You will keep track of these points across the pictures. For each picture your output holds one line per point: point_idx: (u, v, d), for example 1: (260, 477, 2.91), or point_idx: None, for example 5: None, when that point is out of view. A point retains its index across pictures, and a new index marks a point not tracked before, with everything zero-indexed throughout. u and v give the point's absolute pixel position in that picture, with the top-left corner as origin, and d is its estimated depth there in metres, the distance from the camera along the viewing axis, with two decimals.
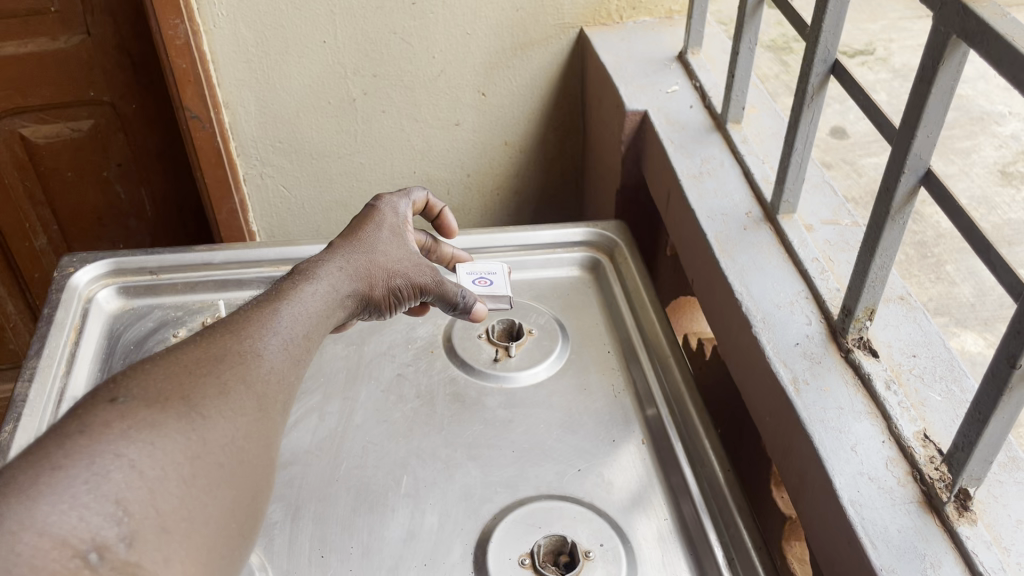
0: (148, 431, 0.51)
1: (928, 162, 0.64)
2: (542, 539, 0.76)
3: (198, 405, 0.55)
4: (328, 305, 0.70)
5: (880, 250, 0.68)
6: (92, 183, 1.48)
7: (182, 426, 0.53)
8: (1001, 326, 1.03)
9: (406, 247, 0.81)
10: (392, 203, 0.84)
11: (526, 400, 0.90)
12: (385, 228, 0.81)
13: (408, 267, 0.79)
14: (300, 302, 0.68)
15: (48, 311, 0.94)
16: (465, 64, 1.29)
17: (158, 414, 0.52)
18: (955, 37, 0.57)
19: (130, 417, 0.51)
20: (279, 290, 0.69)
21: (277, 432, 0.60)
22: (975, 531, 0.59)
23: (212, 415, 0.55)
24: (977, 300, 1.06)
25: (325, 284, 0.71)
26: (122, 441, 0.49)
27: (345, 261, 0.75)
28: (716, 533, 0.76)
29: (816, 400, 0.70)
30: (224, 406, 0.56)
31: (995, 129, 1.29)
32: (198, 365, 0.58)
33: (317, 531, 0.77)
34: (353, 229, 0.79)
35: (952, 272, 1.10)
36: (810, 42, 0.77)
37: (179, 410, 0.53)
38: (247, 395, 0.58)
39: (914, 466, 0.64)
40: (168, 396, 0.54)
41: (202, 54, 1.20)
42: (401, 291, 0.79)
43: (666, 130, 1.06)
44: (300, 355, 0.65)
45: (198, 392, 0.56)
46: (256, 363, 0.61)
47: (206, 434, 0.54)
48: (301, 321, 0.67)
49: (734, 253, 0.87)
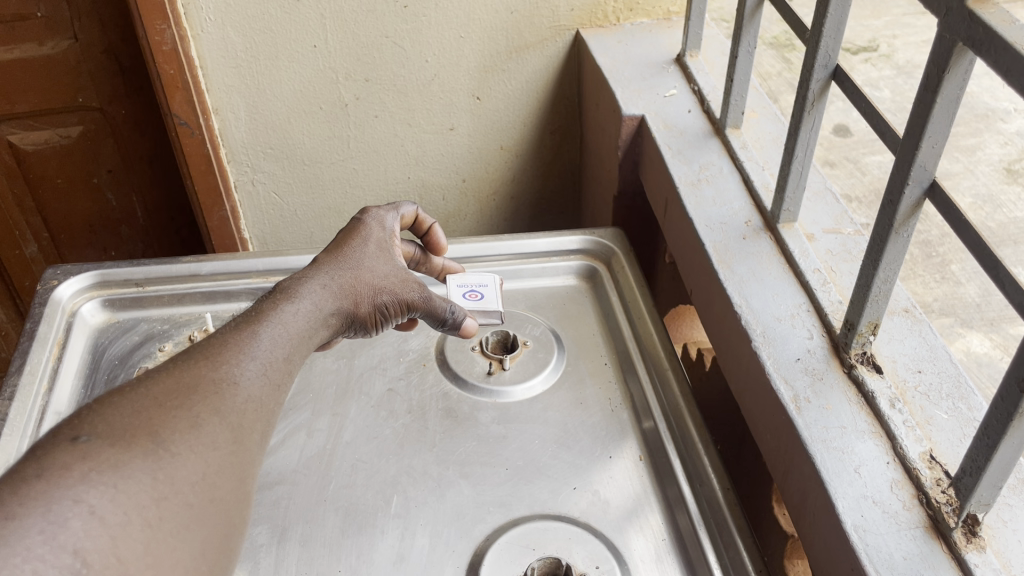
0: (111, 473, 0.50)
1: (933, 173, 0.61)
2: (535, 562, 0.73)
3: (167, 441, 0.54)
4: (310, 325, 0.70)
5: (884, 263, 0.65)
6: (83, 190, 1.46)
7: (149, 466, 0.52)
8: (1007, 328, 1.00)
9: (393, 262, 0.79)
10: (379, 217, 0.83)
11: (520, 415, 0.88)
12: (371, 242, 0.79)
13: (394, 282, 0.77)
14: (280, 324, 0.67)
15: (31, 325, 0.92)
16: (459, 67, 1.26)
17: (122, 454, 0.52)
18: (961, 45, 0.54)
19: (93, 459, 0.50)
20: (259, 311, 0.68)
21: (255, 462, 0.60)
22: (984, 559, 0.57)
23: (181, 451, 0.55)
24: (982, 300, 1.04)
25: (308, 303, 0.70)
26: (82, 486, 0.49)
27: (328, 278, 0.74)
28: (715, 555, 0.73)
29: (818, 419, 0.68)
30: (195, 441, 0.56)
31: (1000, 126, 1.26)
32: (169, 398, 0.57)
33: (304, 554, 0.75)
34: (338, 244, 0.78)
35: (957, 272, 1.07)
36: (810, 46, 0.75)
37: (147, 448, 0.53)
38: (221, 427, 0.58)
39: (920, 489, 0.62)
40: (134, 433, 0.53)
41: (190, 60, 1.17)
42: (387, 308, 0.77)
43: (664, 136, 1.04)
44: (280, 379, 0.65)
45: (167, 427, 0.55)
46: (231, 392, 0.60)
47: (174, 472, 0.53)
48: (281, 343, 0.66)
49: (733, 263, 0.84)
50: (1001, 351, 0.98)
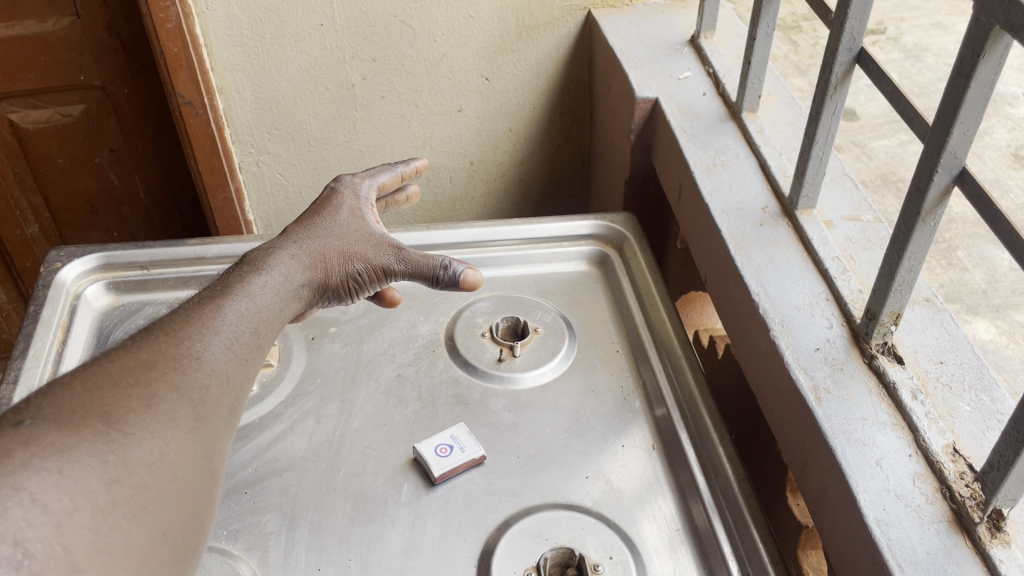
0: (56, 458, 0.48)
1: (963, 161, 0.60)
2: (549, 552, 0.72)
3: (120, 422, 0.53)
4: (279, 297, 0.70)
5: (909, 253, 0.64)
6: (84, 170, 1.45)
7: (98, 449, 0.50)
8: (1014, 314, 0.94)
9: (366, 227, 0.78)
10: (354, 184, 0.84)
11: (532, 402, 0.87)
12: (343, 209, 0.80)
13: (367, 248, 0.76)
14: (245, 296, 0.67)
15: (35, 308, 0.91)
16: (466, 48, 1.24)
17: (69, 436, 0.50)
18: (998, 28, 0.52)
19: (36, 444, 0.48)
20: (225, 285, 0.68)
21: (219, 440, 0.59)
22: (1010, 554, 0.56)
23: (135, 431, 0.53)
24: (989, 286, 0.98)
25: (276, 274, 0.71)
26: (23, 472, 0.46)
27: (296, 249, 0.74)
28: (730, 546, 0.72)
29: (838, 411, 0.66)
30: (150, 420, 0.54)
31: (1007, 112, 1.15)
32: (125, 375, 0.56)
33: (313, 543, 0.74)
34: (311, 214, 0.79)
35: (963, 258, 1.02)
36: (834, 29, 0.73)
37: (97, 430, 0.51)
38: (181, 404, 0.57)
39: (943, 483, 0.61)
40: (84, 414, 0.52)
41: (195, 37, 1.15)
42: (362, 275, 0.76)
43: (678, 119, 1.02)
44: (247, 354, 0.64)
45: (121, 407, 0.53)
46: (194, 367, 0.59)
47: (126, 454, 0.52)
48: (247, 316, 0.66)
49: (750, 250, 0.83)
50: (1006, 338, 0.92)
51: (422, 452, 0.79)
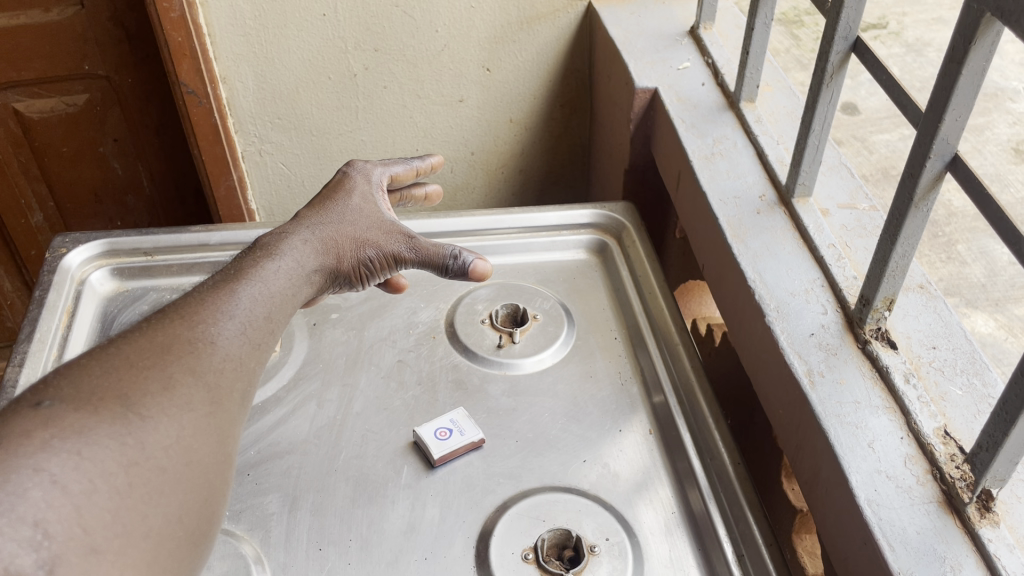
0: (75, 440, 0.49)
1: (955, 147, 0.60)
2: (546, 533, 0.73)
3: (137, 404, 0.54)
4: (292, 282, 0.71)
5: (903, 238, 0.65)
6: (88, 159, 1.46)
7: (116, 431, 0.51)
8: (1013, 308, 0.95)
9: (376, 214, 0.79)
10: (366, 170, 0.85)
11: (530, 387, 0.88)
12: (354, 194, 0.81)
13: (378, 236, 0.78)
14: (260, 281, 0.68)
15: (41, 293, 0.92)
16: (468, 39, 1.25)
17: (89, 419, 0.51)
18: (989, 15, 0.53)
19: (55, 425, 0.49)
20: (239, 269, 0.69)
21: (233, 423, 0.60)
22: (998, 534, 0.57)
23: (151, 414, 0.54)
24: (988, 280, 0.98)
25: (289, 260, 0.72)
26: (43, 454, 0.47)
27: (309, 233, 0.75)
28: (725, 528, 0.73)
29: (832, 394, 0.67)
30: (167, 402, 0.55)
31: (1009, 106, 1.14)
32: (141, 357, 0.57)
33: (315, 523, 0.75)
34: (324, 199, 0.80)
35: (963, 252, 1.02)
36: (831, 17, 0.74)
37: (115, 412, 0.52)
38: (197, 387, 0.58)
39: (934, 465, 0.62)
40: (102, 396, 0.53)
41: (198, 26, 1.16)
42: (372, 262, 0.77)
43: (677, 108, 1.03)
44: (260, 338, 0.66)
45: (138, 391, 0.55)
46: (208, 351, 0.61)
47: (143, 436, 0.53)
48: (260, 301, 0.67)
49: (747, 238, 0.84)
50: (1004, 331, 0.93)
51: (421, 435, 0.81)
